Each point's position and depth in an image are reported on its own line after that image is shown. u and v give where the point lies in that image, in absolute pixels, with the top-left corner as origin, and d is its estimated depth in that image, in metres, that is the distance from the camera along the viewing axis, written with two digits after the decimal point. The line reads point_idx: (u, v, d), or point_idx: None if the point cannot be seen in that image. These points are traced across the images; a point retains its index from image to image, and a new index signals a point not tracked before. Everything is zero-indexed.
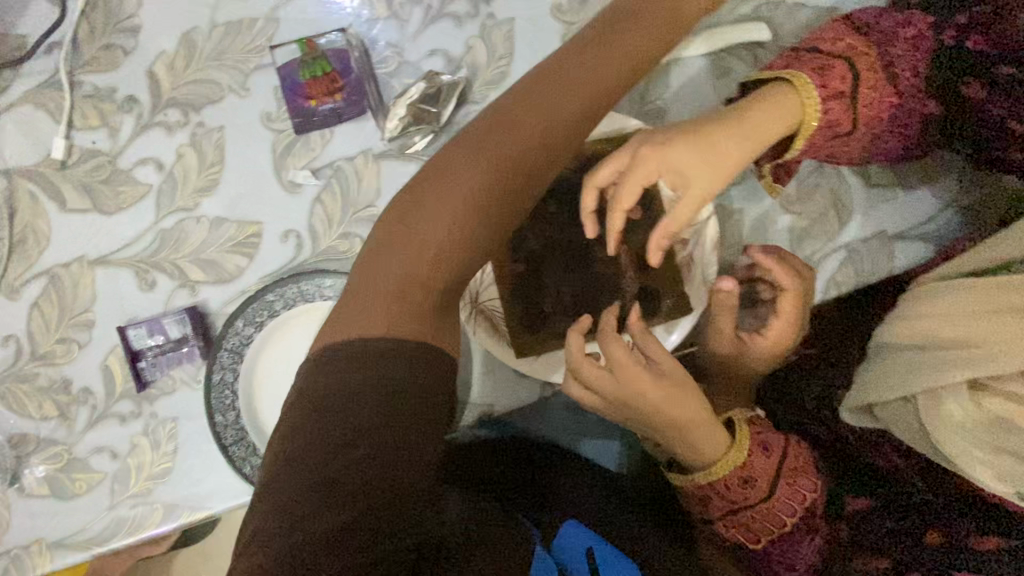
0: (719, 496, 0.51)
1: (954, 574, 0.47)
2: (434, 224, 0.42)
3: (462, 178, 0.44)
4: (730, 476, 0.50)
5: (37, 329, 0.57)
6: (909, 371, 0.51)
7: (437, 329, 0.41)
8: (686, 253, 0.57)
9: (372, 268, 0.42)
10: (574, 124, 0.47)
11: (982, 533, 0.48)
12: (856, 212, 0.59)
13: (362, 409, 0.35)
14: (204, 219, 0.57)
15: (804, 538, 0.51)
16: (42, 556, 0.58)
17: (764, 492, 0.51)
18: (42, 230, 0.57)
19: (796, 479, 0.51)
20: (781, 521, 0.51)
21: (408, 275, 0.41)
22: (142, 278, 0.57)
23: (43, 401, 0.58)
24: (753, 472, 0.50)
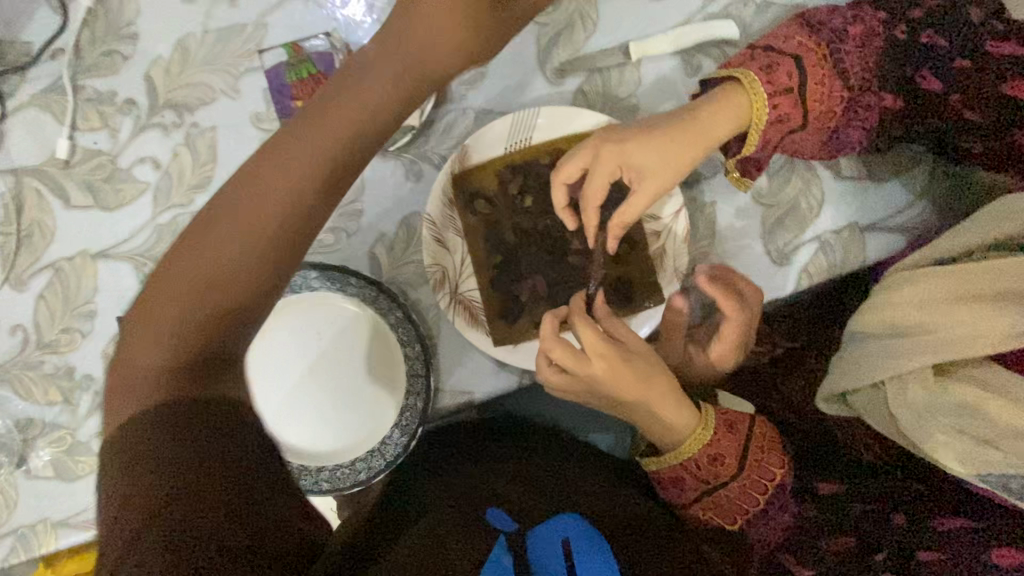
0: (691, 476, 0.52)
1: (921, 553, 0.48)
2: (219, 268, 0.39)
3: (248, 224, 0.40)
4: (699, 454, 0.51)
5: (42, 319, 0.61)
6: (875, 358, 0.53)
7: (185, 377, 0.38)
8: (658, 245, 0.58)
9: (155, 318, 0.40)
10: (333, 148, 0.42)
11: (949, 516, 0.49)
12: (827, 204, 0.60)
13: (157, 463, 0.34)
14: (198, 214, 0.60)
15: (777, 514, 0.52)
16: (46, 535, 0.61)
17: (732, 470, 0.52)
18: (48, 226, 0.61)
19: (762, 455, 0.52)
20: (754, 499, 0.52)
21: (146, 329, 0.39)
22: (140, 271, 0.60)
23: (49, 386, 0.61)
24: (722, 451, 0.52)
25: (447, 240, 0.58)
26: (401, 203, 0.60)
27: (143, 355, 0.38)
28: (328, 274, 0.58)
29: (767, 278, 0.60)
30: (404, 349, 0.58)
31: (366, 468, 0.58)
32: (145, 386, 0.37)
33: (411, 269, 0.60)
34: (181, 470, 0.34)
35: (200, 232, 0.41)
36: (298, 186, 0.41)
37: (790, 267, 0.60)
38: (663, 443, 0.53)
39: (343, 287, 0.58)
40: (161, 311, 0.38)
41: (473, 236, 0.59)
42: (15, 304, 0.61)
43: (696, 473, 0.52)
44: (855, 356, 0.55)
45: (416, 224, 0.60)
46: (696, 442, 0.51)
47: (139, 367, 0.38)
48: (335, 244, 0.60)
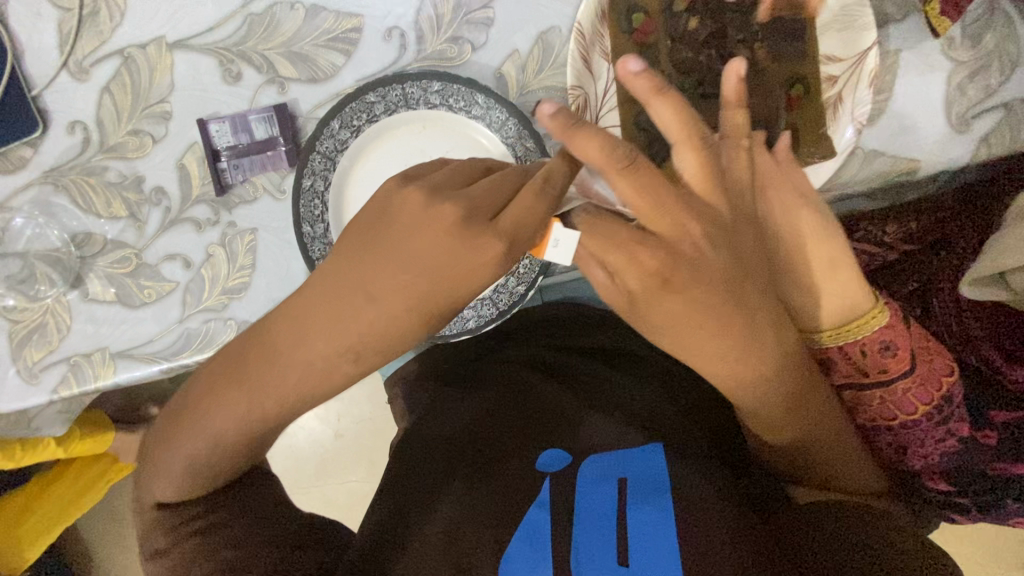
0: (846, 359, 0.52)
1: (998, 463, 0.53)
2: (245, 402, 0.40)
3: (275, 373, 0.39)
4: (871, 339, 0.50)
5: (107, 118, 0.52)
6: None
7: (219, 457, 0.42)
8: (833, 93, 0.51)
9: (194, 411, 0.41)
10: (381, 330, 0.37)
11: (1001, 407, 0.55)
12: (1020, 66, 0.53)
13: (233, 531, 0.43)
14: (299, 5, 0.51)
15: (928, 425, 0.52)
16: (104, 366, 0.53)
17: (905, 366, 0.50)
18: (117, 2, 0.51)
19: (931, 356, 0.51)
20: (911, 407, 0.51)
21: (192, 433, 0.42)
22: (226, 69, 0.51)
23: (111, 198, 0.53)
24: (896, 341, 0.50)
25: (593, 64, 0.50)
26: (539, 15, 0.51)
27: (185, 460, 0.43)
28: (453, 87, 0.50)
29: (938, 147, 0.53)
30: None
31: (476, 316, 0.54)
32: (166, 468, 0.43)
33: (542, 96, 0.52)
34: (258, 524, 0.44)
35: (248, 368, 0.40)
36: (331, 342, 0.37)
37: (968, 135, 0.53)
38: (836, 320, 0.51)
39: (467, 108, 0.51)
40: (204, 432, 0.41)
41: (624, 58, 0.50)
42: (75, 95, 0.52)
43: (855, 361, 0.51)
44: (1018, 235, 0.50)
45: (554, 42, 0.51)
46: (862, 328, 0.50)
47: (184, 460, 0.42)
48: (458, 58, 0.52)
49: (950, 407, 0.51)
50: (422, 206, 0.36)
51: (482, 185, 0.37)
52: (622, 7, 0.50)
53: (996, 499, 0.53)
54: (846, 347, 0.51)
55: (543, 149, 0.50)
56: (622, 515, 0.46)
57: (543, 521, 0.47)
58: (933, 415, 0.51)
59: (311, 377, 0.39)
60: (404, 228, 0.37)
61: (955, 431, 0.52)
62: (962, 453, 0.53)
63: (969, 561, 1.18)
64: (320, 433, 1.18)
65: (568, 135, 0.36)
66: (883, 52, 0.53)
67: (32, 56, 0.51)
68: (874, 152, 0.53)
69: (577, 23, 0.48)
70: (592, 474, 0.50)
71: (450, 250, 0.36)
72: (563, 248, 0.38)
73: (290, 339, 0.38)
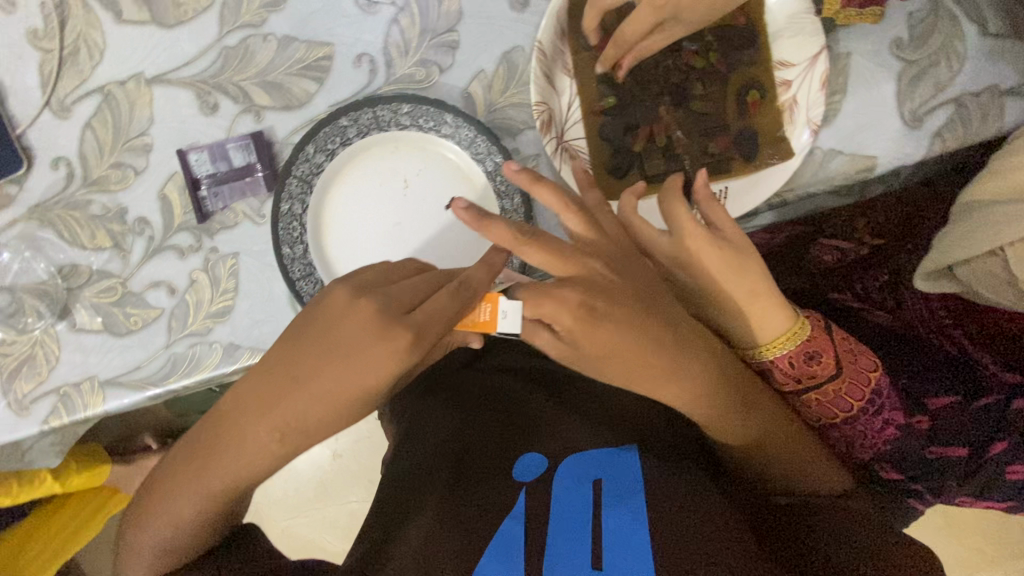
0: (781, 370, 0.53)
1: (936, 448, 0.52)
2: (210, 475, 0.42)
3: (231, 450, 0.41)
4: (794, 351, 0.52)
5: (89, 153, 0.54)
6: (983, 228, 0.50)
7: (191, 532, 0.44)
8: (789, 96, 0.52)
9: (164, 488, 0.44)
10: (330, 412, 0.40)
11: (940, 394, 0.55)
12: (969, 61, 0.55)
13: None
14: (271, 37, 0.53)
15: (867, 419, 0.52)
16: (93, 395, 0.54)
17: (831, 370, 0.51)
18: (95, 42, 0.53)
19: (854, 357, 0.52)
20: (846, 405, 0.52)
21: (165, 510, 0.44)
22: (203, 100, 0.53)
23: (96, 229, 0.54)
24: (818, 346, 0.52)
25: (555, 80, 0.52)
26: (502, 35, 0.53)
27: (158, 532, 0.44)
28: (423, 109, 0.52)
29: (893, 143, 0.55)
30: (501, 201, 0.53)
31: None
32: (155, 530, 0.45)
33: (509, 112, 0.54)
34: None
35: (210, 443, 0.42)
36: (282, 419, 0.40)
37: (922, 131, 0.55)
38: (761, 338, 0.53)
39: (436, 127, 0.52)
40: (181, 496, 0.43)
41: (585, 74, 0.52)
42: (57, 132, 0.53)
43: (785, 370, 0.53)
44: (967, 225, 0.52)
45: (518, 61, 0.53)
46: (791, 339, 0.51)
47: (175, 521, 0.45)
48: (427, 79, 0.53)
49: (880, 399, 0.52)
50: (347, 302, 0.39)
51: (408, 283, 0.41)
52: (580, 25, 0.52)
53: (939, 482, 0.52)
54: (778, 360, 0.53)
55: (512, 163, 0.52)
56: (598, 522, 0.47)
57: (515, 534, 0.47)
58: (867, 408, 0.52)
59: (264, 450, 0.41)
60: (334, 324, 0.39)
61: (892, 419, 0.52)
62: (901, 442, 0.53)
63: (968, 546, 1.19)
64: (318, 454, 1.19)
65: (481, 222, 0.42)
66: (834, 55, 0.55)
67: (16, 97, 0.53)
68: (832, 151, 0.55)
69: (535, 42, 0.50)
70: (565, 487, 0.51)
71: (376, 342, 0.38)
72: (513, 317, 0.42)
73: (239, 424, 0.41)
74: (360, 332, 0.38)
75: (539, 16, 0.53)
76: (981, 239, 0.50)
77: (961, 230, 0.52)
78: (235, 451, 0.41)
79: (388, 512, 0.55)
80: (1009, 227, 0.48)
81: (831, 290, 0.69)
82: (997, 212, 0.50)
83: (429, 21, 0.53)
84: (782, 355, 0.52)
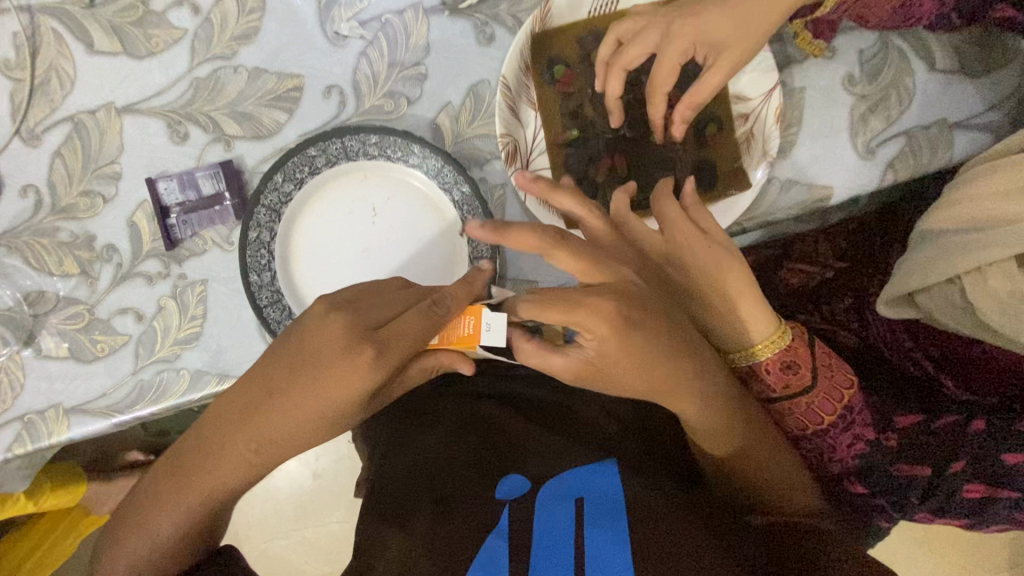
0: (758, 378, 0.55)
1: (899, 465, 0.53)
2: (199, 479, 0.44)
3: (220, 457, 0.44)
4: (773, 358, 0.54)
5: (59, 181, 0.54)
6: (943, 256, 0.51)
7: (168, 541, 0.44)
8: (745, 129, 0.54)
9: (151, 499, 0.45)
10: (311, 420, 0.44)
11: (907, 412, 0.56)
12: (917, 96, 0.57)
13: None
14: (242, 68, 0.54)
15: (841, 432, 0.54)
16: (57, 423, 0.54)
17: (806, 380, 0.54)
18: (67, 72, 0.54)
19: (831, 372, 0.54)
20: (818, 417, 0.54)
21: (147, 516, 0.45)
22: (174, 130, 0.54)
23: (63, 256, 0.54)
24: (797, 359, 0.54)
25: (520, 112, 0.53)
26: (468, 69, 0.55)
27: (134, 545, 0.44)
28: (390, 139, 0.53)
29: (848, 174, 0.57)
30: (467, 229, 0.54)
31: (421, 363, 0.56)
32: (133, 551, 0.44)
33: (476, 143, 0.55)
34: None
35: (196, 455, 0.45)
36: (268, 426, 0.43)
37: (875, 162, 0.57)
38: (743, 343, 0.55)
39: (404, 157, 0.54)
40: (164, 507, 0.45)
41: (549, 107, 0.54)
42: (26, 160, 0.54)
43: (763, 379, 0.55)
44: (927, 253, 0.53)
45: (484, 93, 0.55)
46: (767, 347, 0.53)
47: (156, 538, 0.44)
48: (395, 111, 0.55)
49: (852, 415, 0.54)
50: (323, 313, 0.43)
51: (388, 296, 0.45)
52: (544, 61, 0.53)
53: (902, 498, 0.53)
54: (756, 366, 0.54)
55: (478, 193, 0.53)
56: (580, 539, 0.47)
57: (500, 549, 0.48)
58: (838, 422, 0.54)
59: (247, 459, 0.44)
60: (315, 338, 0.43)
61: (863, 435, 0.54)
62: (867, 454, 0.54)
63: (947, 562, 1.20)
64: (297, 475, 1.17)
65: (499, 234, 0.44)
66: (789, 89, 0.57)
67: None
68: (789, 181, 0.57)
69: (500, 77, 0.51)
70: (552, 499, 0.51)
71: (353, 355, 0.42)
72: (495, 329, 0.44)
73: (226, 434, 0.44)
74: (339, 339, 0.42)
75: (504, 51, 0.55)
76: (941, 267, 0.51)
77: (924, 256, 0.53)
78: (226, 454, 0.44)
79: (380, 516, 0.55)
80: (963, 260, 0.50)
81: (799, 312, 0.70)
82: (956, 241, 0.51)
83: (396, 54, 0.54)
84: (761, 362, 0.54)
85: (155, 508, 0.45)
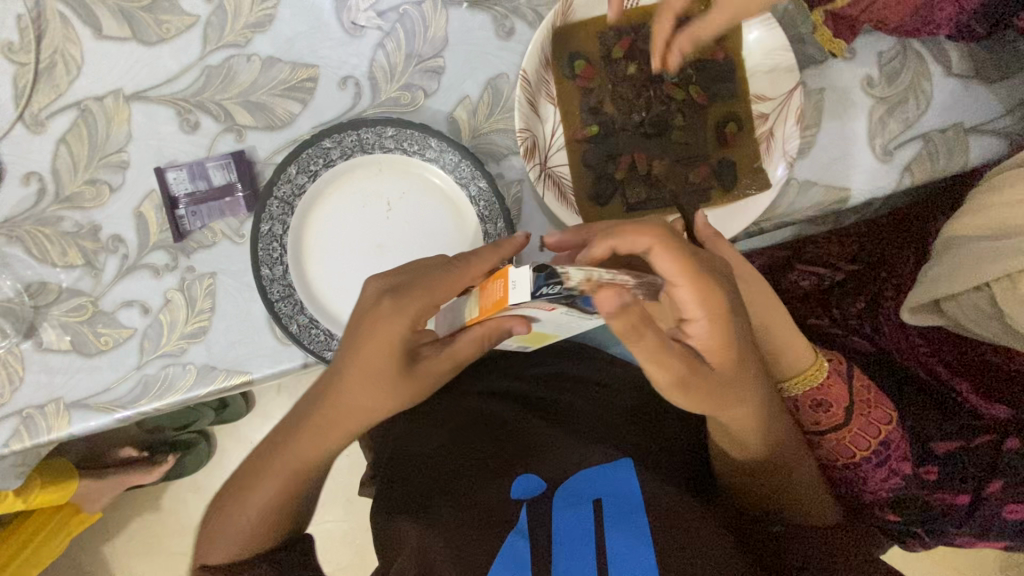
0: (798, 411, 0.57)
1: (936, 493, 0.56)
2: (284, 453, 0.46)
3: (300, 435, 0.46)
4: (807, 394, 0.55)
5: (63, 169, 0.52)
6: (967, 264, 0.52)
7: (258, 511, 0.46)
8: (765, 129, 0.54)
9: (246, 477, 0.48)
10: (371, 392, 0.44)
11: (943, 439, 0.56)
12: (935, 101, 0.57)
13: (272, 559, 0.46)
14: (256, 57, 0.53)
15: (871, 471, 0.55)
16: (58, 418, 0.52)
17: (838, 419, 0.55)
18: (74, 57, 0.52)
19: (869, 409, 0.55)
20: (850, 453, 0.55)
21: (242, 485, 0.48)
22: (184, 118, 0.53)
23: (68, 246, 0.53)
24: (830, 396, 0.55)
25: (539, 107, 0.53)
26: (487, 62, 0.54)
27: (234, 515, 0.47)
28: (407, 132, 0.52)
29: (866, 176, 0.57)
30: (484, 225, 0.53)
31: None
32: (228, 532, 0.46)
33: (493, 138, 0.55)
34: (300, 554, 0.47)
35: (280, 440, 0.47)
36: (341, 402, 0.44)
37: (892, 164, 0.57)
38: (794, 372, 0.56)
39: (421, 151, 0.53)
40: (259, 486, 0.47)
41: (568, 103, 0.53)
42: (29, 147, 0.52)
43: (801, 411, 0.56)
44: (950, 259, 0.53)
45: (503, 87, 0.54)
46: (814, 376, 0.55)
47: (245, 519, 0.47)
48: (412, 104, 0.54)
49: (888, 451, 0.55)
50: (366, 287, 0.44)
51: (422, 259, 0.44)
52: (564, 56, 0.53)
53: (938, 524, 0.56)
54: (801, 397, 0.56)
55: (496, 189, 0.52)
56: (601, 541, 0.48)
57: (522, 548, 0.50)
58: (872, 458, 0.55)
59: (319, 435, 0.46)
60: (364, 307, 0.43)
61: (899, 469, 0.55)
62: (904, 487, 0.56)
63: (943, 566, 1.21)
64: None
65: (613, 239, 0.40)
66: (807, 90, 0.57)
67: None
68: (807, 183, 0.57)
69: (521, 71, 0.50)
70: (568, 496, 0.53)
71: (390, 324, 0.42)
72: (519, 285, 0.34)
73: (305, 411, 0.46)
74: (377, 310, 0.42)
75: (524, 45, 0.54)
76: (971, 273, 0.51)
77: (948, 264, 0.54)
78: (310, 428, 0.46)
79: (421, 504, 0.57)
80: (985, 265, 0.50)
81: (809, 315, 0.70)
82: (979, 248, 0.51)
83: (414, 46, 0.53)
84: (801, 395, 0.56)
85: (252, 485, 0.47)
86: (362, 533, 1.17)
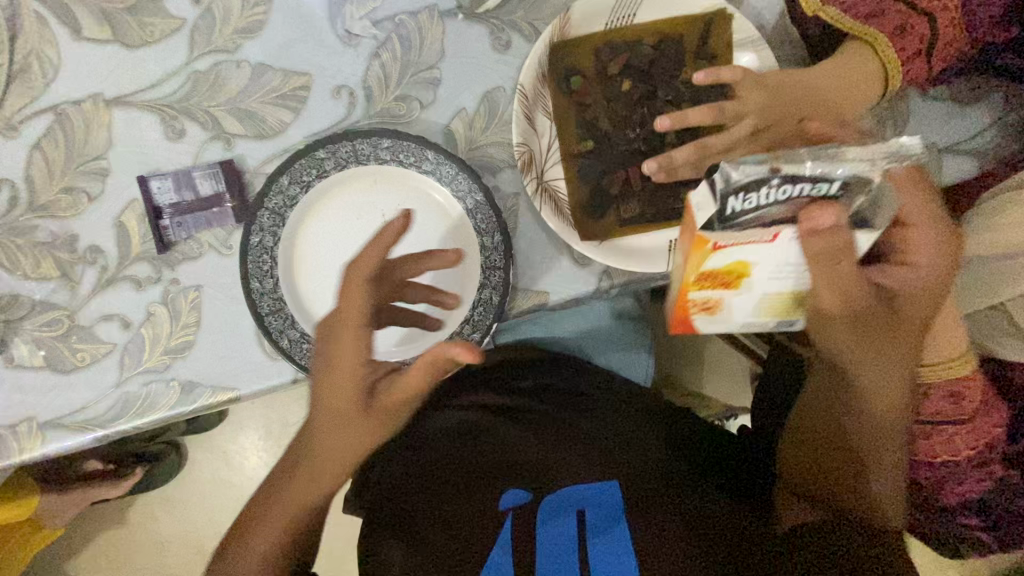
0: (940, 394, 0.58)
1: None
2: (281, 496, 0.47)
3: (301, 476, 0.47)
4: (959, 377, 0.58)
5: (38, 176, 0.50)
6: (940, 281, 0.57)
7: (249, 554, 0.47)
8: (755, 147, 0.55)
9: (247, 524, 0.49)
10: (329, 425, 0.44)
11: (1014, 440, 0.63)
12: (912, 121, 0.59)
13: None
14: (246, 63, 0.51)
15: (972, 471, 0.60)
16: (31, 437, 0.50)
17: (963, 411, 0.58)
18: (51, 59, 0.50)
19: (988, 411, 0.59)
20: (958, 450, 0.60)
21: (244, 533, 0.48)
22: (169, 125, 0.51)
23: (42, 257, 0.50)
24: (963, 391, 0.58)
25: (535, 121, 0.53)
26: (483, 75, 0.54)
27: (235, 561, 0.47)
28: (403, 144, 0.51)
29: None
30: (480, 238, 0.52)
31: None
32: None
33: (490, 150, 0.54)
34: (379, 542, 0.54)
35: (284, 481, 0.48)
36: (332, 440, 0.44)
37: None
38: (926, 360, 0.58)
39: (417, 163, 0.52)
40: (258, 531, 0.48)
41: (564, 117, 0.54)
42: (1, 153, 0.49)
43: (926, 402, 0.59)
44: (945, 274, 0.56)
45: (499, 100, 0.54)
46: (958, 366, 0.57)
47: (261, 550, 0.47)
48: (407, 115, 0.53)
49: (989, 453, 0.60)
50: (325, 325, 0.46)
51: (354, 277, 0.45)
52: (562, 70, 0.53)
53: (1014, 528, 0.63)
54: (937, 381, 0.58)
55: (493, 202, 0.51)
56: (583, 548, 0.53)
57: (506, 561, 0.53)
58: (973, 457, 0.60)
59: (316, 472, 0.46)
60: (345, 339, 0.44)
61: (991, 473, 0.61)
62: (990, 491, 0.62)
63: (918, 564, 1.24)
64: None
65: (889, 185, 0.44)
66: None
67: None
68: None
69: (518, 85, 0.51)
70: (557, 502, 0.56)
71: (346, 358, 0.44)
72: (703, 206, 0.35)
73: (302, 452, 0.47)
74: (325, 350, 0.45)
75: (521, 58, 0.54)
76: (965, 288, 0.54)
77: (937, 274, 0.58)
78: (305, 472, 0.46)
79: (456, 503, 0.58)
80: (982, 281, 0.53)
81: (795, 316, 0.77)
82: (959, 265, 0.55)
83: (410, 56, 0.53)
84: (946, 378, 0.58)
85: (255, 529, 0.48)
86: (341, 546, 1.14)
